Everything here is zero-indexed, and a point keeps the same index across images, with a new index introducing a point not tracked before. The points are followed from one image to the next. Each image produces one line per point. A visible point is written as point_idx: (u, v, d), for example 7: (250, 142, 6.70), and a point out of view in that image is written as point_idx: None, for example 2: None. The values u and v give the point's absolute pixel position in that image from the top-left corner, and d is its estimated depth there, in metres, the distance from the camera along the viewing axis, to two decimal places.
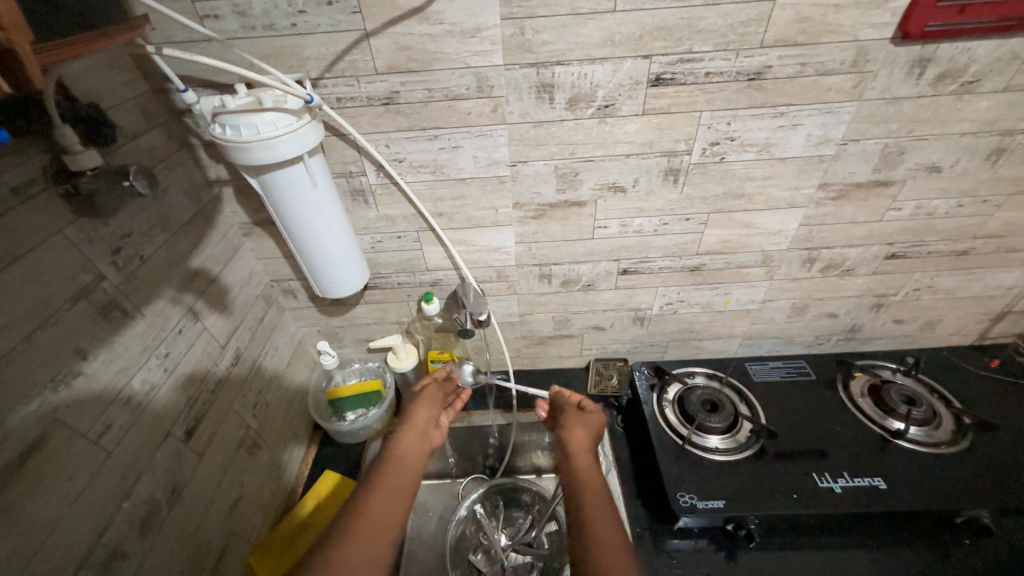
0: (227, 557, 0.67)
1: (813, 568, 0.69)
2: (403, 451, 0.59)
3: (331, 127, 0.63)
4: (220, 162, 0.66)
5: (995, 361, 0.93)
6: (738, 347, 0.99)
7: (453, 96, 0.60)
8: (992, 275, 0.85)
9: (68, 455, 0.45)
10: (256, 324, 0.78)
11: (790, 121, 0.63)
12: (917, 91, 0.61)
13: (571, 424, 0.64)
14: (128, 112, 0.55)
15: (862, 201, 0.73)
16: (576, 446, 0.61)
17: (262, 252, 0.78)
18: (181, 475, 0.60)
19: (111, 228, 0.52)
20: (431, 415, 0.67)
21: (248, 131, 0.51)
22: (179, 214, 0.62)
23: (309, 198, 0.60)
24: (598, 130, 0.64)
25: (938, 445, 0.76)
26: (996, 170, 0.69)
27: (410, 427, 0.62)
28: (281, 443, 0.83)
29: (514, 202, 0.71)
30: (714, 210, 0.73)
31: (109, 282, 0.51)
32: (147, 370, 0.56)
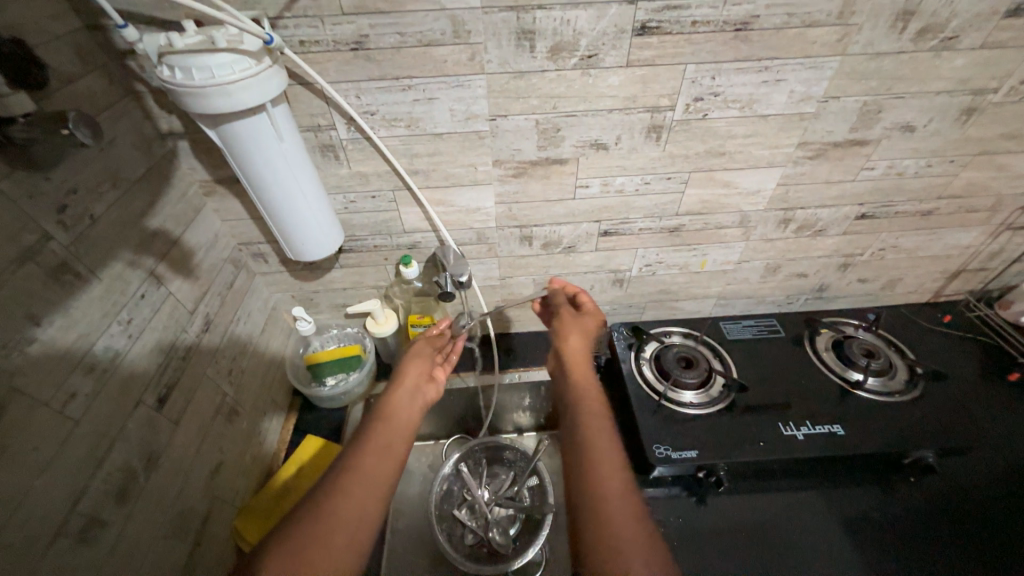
0: (212, 521, 0.67)
1: (774, 508, 0.75)
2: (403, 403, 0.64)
3: (296, 75, 0.58)
4: (172, 113, 0.61)
5: (946, 316, 0.99)
6: (713, 307, 1.02)
7: (427, 42, 0.56)
8: (952, 234, 0.88)
9: (29, 427, 0.43)
10: (226, 289, 0.75)
11: (773, 76, 0.62)
12: (898, 47, 0.60)
13: (567, 333, 0.69)
14: (60, 52, 0.49)
15: (839, 161, 0.74)
16: (575, 374, 0.64)
17: (226, 213, 0.73)
18: (158, 443, 0.58)
19: (54, 182, 0.48)
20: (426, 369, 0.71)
21: (201, 75, 0.46)
22: (131, 169, 0.57)
23: (274, 151, 0.56)
24: (581, 82, 0.61)
25: (892, 393, 0.81)
26: (965, 130, 0.71)
27: (405, 382, 0.67)
28: (259, 410, 0.82)
29: (494, 160, 0.69)
30: (695, 169, 0.73)
31: (57, 243, 0.47)
32: (109, 337, 0.53)
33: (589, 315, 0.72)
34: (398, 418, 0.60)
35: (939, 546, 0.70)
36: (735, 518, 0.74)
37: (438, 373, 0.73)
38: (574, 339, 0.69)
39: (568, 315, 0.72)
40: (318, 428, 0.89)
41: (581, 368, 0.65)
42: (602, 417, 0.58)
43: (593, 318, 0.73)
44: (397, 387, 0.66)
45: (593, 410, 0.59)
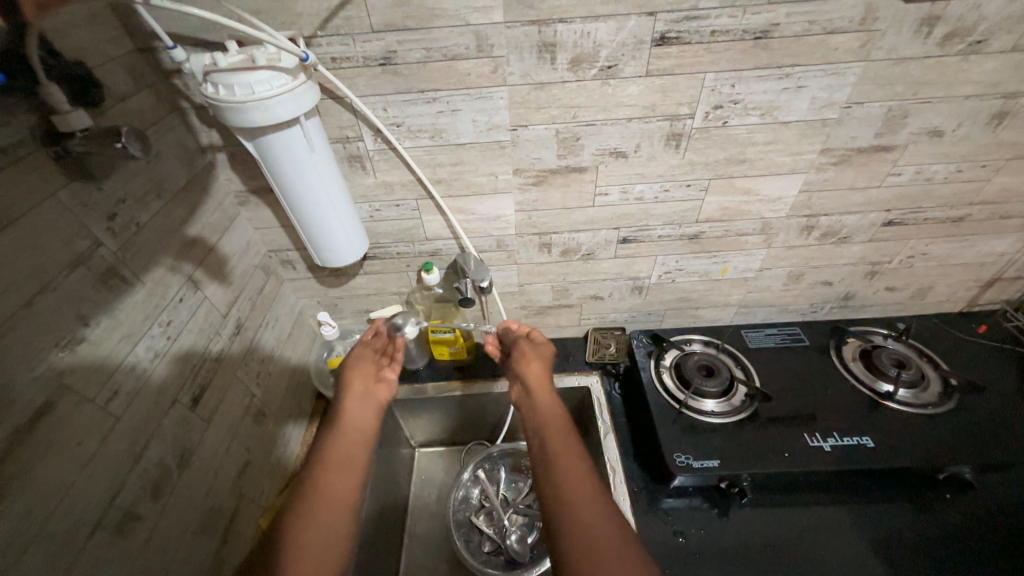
0: (239, 519, 0.69)
1: (800, 522, 0.73)
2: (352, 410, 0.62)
3: (327, 90, 0.61)
4: (212, 127, 0.64)
5: (981, 326, 0.95)
6: (734, 315, 1.00)
7: (452, 56, 0.58)
8: (986, 241, 0.86)
9: (77, 421, 0.46)
10: (256, 294, 0.78)
11: (794, 83, 0.62)
12: (924, 51, 0.60)
13: (527, 360, 0.68)
14: (114, 72, 0.53)
15: (863, 167, 0.73)
16: (537, 392, 0.63)
17: (259, 222, 0.77)
18: (190, 441, 0.60)
19: (105, 193, 0.51)
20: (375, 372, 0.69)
21: (242, 90, 0.49)
22: (173, 180, 0.61)
23: (306, 161, 0.59)
24: (600, 92, 0.62)
25: (925, 405, 0.78)
26: (997, 135, 0.69)
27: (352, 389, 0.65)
28: (284, 413, 0.84)
29: (514, 168, 0.71)
30: (715, 177, 0.73)
31: (106, 249, 0.50)
32: (149, 338, 0.56)
33: (543, 343, 0.72)
34: (349, 432, 0.58)
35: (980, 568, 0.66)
36: (758, 531, 0.72)
37: (387, 377, 0.70)
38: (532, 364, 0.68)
39: (526, 345, 0.71)
40: None
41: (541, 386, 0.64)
42: (567, 430, 0.56)
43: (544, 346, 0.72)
44: (346, 397, 0.63)
45: (550, 427, 0.57)
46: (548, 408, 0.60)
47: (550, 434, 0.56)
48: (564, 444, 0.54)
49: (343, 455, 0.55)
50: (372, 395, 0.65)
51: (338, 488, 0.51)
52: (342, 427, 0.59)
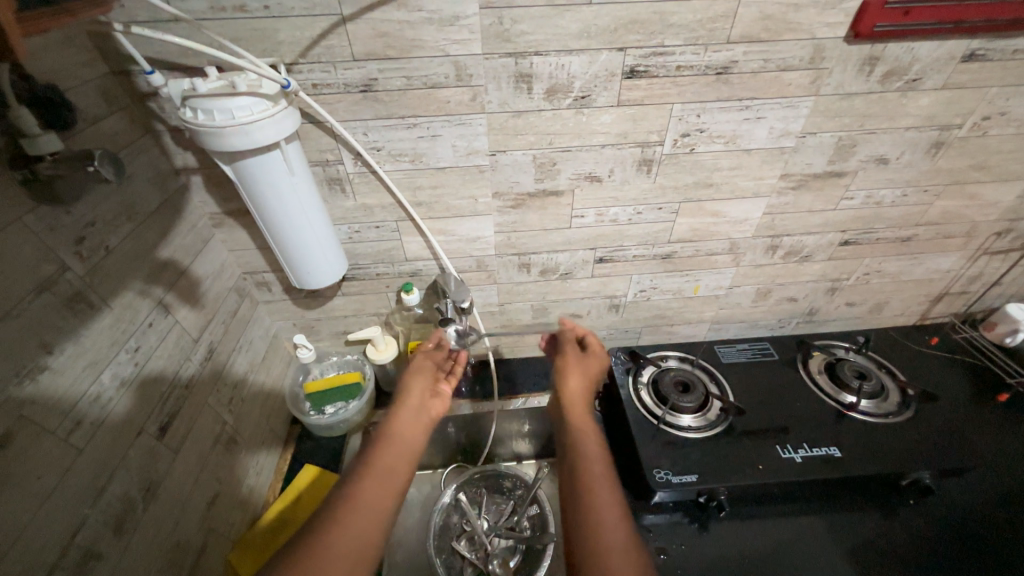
0: (207, 555, 0.66)
1: (777, 534, 0.74)
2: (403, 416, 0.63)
3: (307, 114, 0.62)
4: (188, 150, 0.64)
5: (934, 339, 1.02)
6: (707, 331, 1.03)
7: (432, 84, 0.60)
8: (932, 259, 0.92)
9: (36, 454, 0.43)
10: (229, 317, 0.76)
11: (754, 114, 0.67)
12: (867, 87, 0.65)
13: (571, 372, 0.71)
14: (88, 95, 0.52)
15: (820, 190, 0.78)
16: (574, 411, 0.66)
17: (234, 243, 0.75)
18: (157, 472, 0.58)
19: (74, 216, 0.50)
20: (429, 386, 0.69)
21: (223, 116, 0.49)
22: (146, 203, 0.60)
23: (283, 183, 0.58)
24: (575, 120, 0.65)
25: (886, 415, 0.82)
26: (936, 162, 0.76)
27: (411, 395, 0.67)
28: (256, 440, 0.81)
29: (493, 191, 0.72)
30: (685, 200, 0.77)
31: (73, 273, 0.49)
32: (116, 364, 0.54)
33: (593, 357, 0.75)
34: (397, 445, 0.58)
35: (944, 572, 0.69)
36: (737, 544, 0.73)
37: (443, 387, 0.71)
38: (572, 385, 0.69)
39: (574, 358, 0.74)
40: (316, 456, 0.88)
41: (580, 418, 0.65)
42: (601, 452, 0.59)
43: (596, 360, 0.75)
44: (400, 408, 0.64)
45: (594, 463, 0.57)
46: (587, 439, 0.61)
47: (585, 470, 0.55)
48: (599, 483, 0.53)
49: (384, 467, 0.54)
50: (425, 406, 0.66)
51: (375, 492, 0.51)
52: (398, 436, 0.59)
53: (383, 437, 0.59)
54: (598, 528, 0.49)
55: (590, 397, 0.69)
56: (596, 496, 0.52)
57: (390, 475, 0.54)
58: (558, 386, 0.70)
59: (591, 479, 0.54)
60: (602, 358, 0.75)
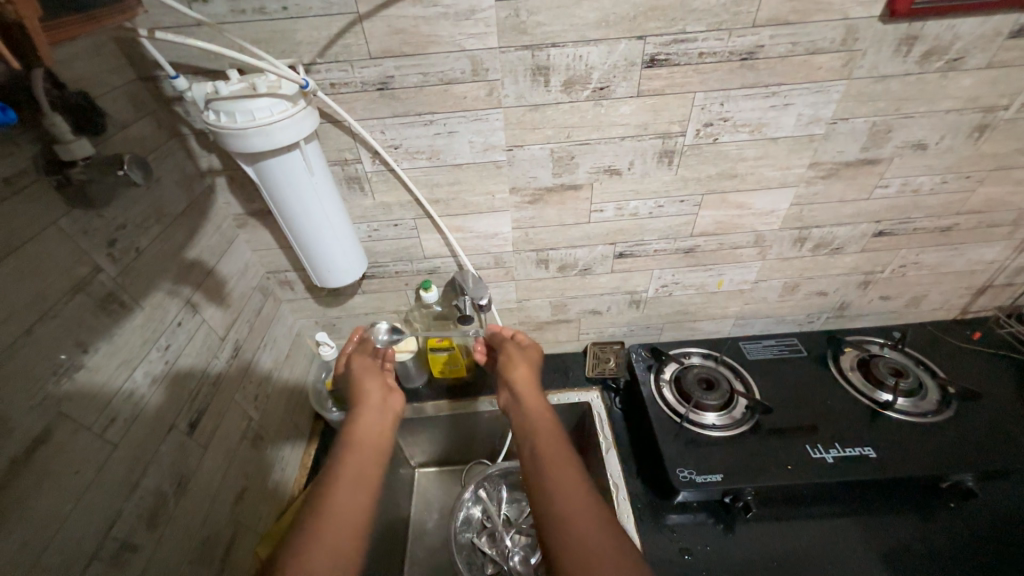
0: (235, 547, 0.68)
1: (807, 536, 0.72)
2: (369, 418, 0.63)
3: (326, 114, 0.62)
4: (212, 152, 0.65)
5: (976, 333, 0.96)
6: (731, 327, 1.00)
7: (448, 80, 0.60)
8: (974, 250, 0.87)
9: (74, 449, 0.45)
10: (254, 316, 0.78)
11: (781, 100, 0.64)
12: (904, 69, 0.62)
13: (513, 363, 0.72)
14: (117, 101, 0.54)
15: (852, 179, 0.74)
16: (520, 395, 0.66)
17: (257, 243, 0.77)
18: (187, 467, 0.60)
19: (106, 219, 0.52)
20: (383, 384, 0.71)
21: (243, 117, 0.50)
22: (173, 205, 0.62)
23: (303, 182, 0.59)
24: (594, 112, 0.64)
25: (924, 414, 0.78)
26: (979, 147, 0.71)
27: (370, 393, 0.67)
28: (283, 435, 0.83)
29: (511, 187, 0.72)
30: (708, 192, 0.74)
31: (107, 275, 0.51)
32: (148, 363, 0.55)
33: (529, 348, 0.76)
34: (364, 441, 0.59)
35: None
36: (764, 546, 0.71)
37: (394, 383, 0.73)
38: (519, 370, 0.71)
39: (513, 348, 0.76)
40: (339, 452, 0.90)
41: (533, 397, 0.66)
42: (551, 428, 0.60)
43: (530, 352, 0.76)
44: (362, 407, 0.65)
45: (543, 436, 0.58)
46: (539, 421, 0.61)
47: (544, 445, 0.56)
48: (551, 453, 0.55)
49: (358, 466, 0.55)
50: (386, 404, 0.67)
51: (354, 492, 0.52)
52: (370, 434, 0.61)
53: (350, 439, 0.59)
54: (553, 490, 0.50)
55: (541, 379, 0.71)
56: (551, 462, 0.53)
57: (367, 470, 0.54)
58: (507, 377, 0.70)
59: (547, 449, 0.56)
60: (533, 349, 0.76)
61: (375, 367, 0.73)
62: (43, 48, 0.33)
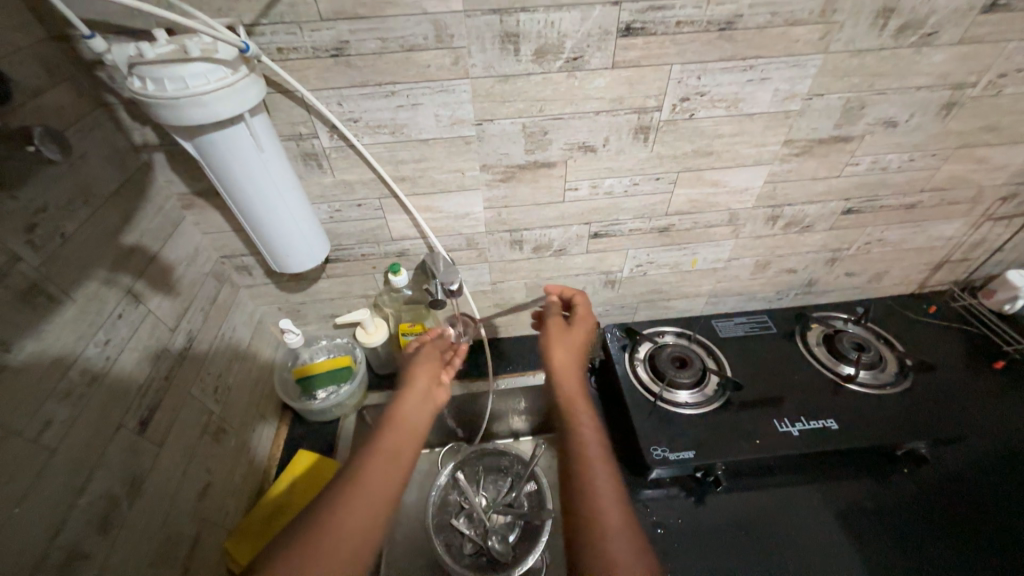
0: (202, 544, 0.65)
1: (773, 504, 0.75)
2: (404, 409, 0.61)
3: (274, 83, 0.57)
4: (146, 124, 0.59)
5: (931, 307, 1.01)
6: (704, 305, 1.01)
7: (409, 47, 0.55)
8: (935, 226, 0.90)
9: (1, 458, 0.41)
10: (208, 304, 0.73)
11: (758, 75, 0.62)
12: (879, 43, 0.61)
13: (558, 343, 0.67)
14: (24, 64, 0.47)
15: (825, 156, 0.74)
16: (568, 381, 0.63)
17: (207, 226, 0.71)
18: (141, 468, 0.56)
19: (21, 201, 0.46)
20: (433, 376, 0.67)
21: (174, 85, 0.44)
22: (104, 184, 0.55)
23: (251, 159, 0.54)
24: (567, 84, 0.60)
25: (884, 385, 0.81)
26: (946, 124, 0.72)
27: (413, 386, 0.64)
28: (248, 426, 0.79)
29: (481, 164, 0.68)
30: (683, 169, 0.73)
31: (27, 265, 0.45)
32: (85, 360, 0.50)
33: (581, 322, 0.70)
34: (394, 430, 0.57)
35: (937, 537, 0.70)
36: (733, 516, 0.74)
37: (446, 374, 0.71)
38: (561, 353, 0.66)
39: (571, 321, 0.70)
40: (311, 441, 0.87)
41: (576, 392, 0.62)
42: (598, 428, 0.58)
43: (584, 326, 0.70)
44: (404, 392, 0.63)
45: (586, 449, 0.55)
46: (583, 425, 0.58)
47: (583, 463, 0.53)
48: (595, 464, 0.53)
49: (385, 453, 0.54)
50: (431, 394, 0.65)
51: (375, 482, 0.51)
52: (393, 425, 0.58)
53: (384, 421, 0.59)
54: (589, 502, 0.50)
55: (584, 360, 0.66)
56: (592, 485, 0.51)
57: (386, 466, 0.52)
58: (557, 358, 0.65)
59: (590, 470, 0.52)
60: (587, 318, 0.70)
61: (438, 363, 0.70)
62: None
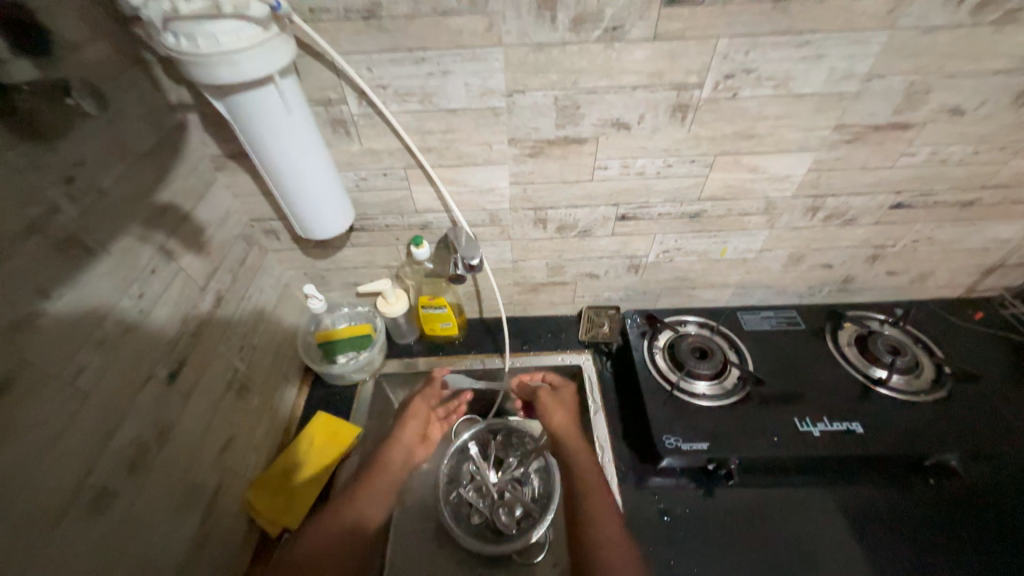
0: (224, 491, 0.69)
1: (786, 506, 0.73)
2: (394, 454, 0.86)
3: (305, 45, 0.56)
4: (181, 83, 0.59)
5: (978, 314, 0.96)
6: (731, 297, 0.98)
7: (442, 10, 0.53)
8: (993, 227, 0.84)
9: (40, 397, 0.43)
10: (237, 265, 0.74)
11: (813, 51, 0.57)
12: (956, 20, 0.55)
13: (551, 409, 0.89)
14: (65, 17, 0.48)
15: (879, 145, 0.69)
16: (562, 422, 0.87)
17: (238, 189, 0.72)
18: (168, 419, 0.58)
19: (60, 153, 0.46)
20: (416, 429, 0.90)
21: (207, 41, 0.44)
22: (140, 141, 0.56)
23: (279, 121, 0.54)
24: (604, 56, 0.57)
25: (916, 392, 0.77)
26: (1020, 114, 0.65)
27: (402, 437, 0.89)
28: (271, 387, 0.82)
29: (509, 138, 0.66)
30: (720, 153, 0.69)
31: (65, 217, 0.46)
32: (118, 311, 0.52)
33: (562, 389, 0.91)
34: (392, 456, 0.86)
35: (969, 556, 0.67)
36: (744, 518, 0.73)
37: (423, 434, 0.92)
38: (560, 417, 0.87)
39: (547, 395, 0.91)
40: (330, 404, 0.90)
41: (574, 442, 0.83)
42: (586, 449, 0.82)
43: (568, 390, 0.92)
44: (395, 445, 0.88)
45: (593, 497, 0.74)
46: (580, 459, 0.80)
47: (594, 513, 0.72)
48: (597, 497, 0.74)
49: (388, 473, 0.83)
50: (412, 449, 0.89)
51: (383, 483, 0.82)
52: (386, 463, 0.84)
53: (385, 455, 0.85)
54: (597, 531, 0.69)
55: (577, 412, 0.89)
56: (603, 537, 0.69)
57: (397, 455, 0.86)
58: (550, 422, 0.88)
59: (598, 517, 0.71)
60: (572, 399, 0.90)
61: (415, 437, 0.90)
62: None
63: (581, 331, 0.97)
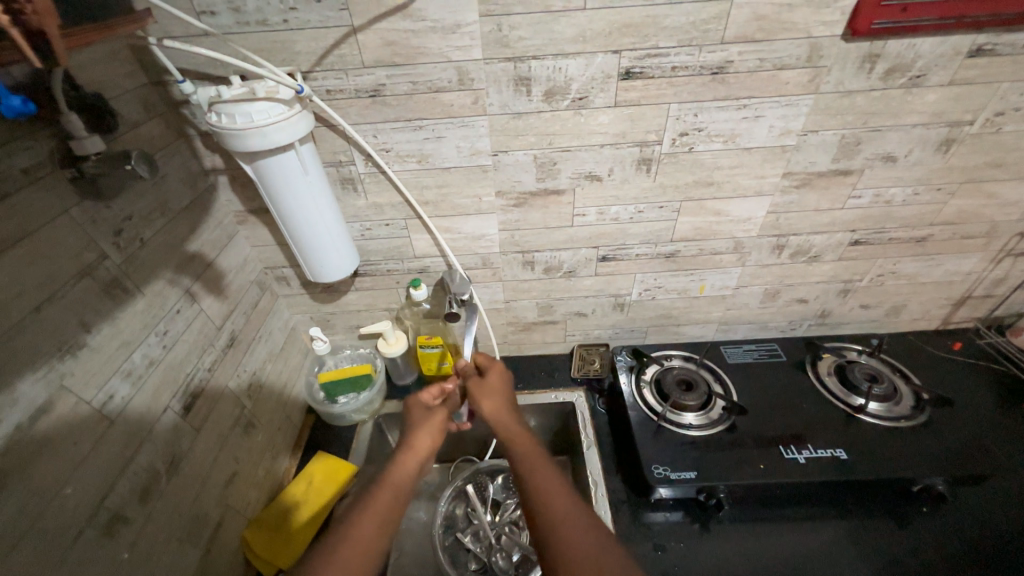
0: (224, 528, 0.70)
1: (781, 539, 0.73)
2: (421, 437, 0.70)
3: (322, 118, 0.67)
4: (216, 151, 0.70)
5: (956, 344, 0.99)
6: (715, 332, 1.03)
7: (436, 88, 0.64)
8: (951, 261, 0.90)
9: (74, 420, 0.48)
10: (250, 308, 0.81)
11: (752, 113, 0.67)
12: (869, 85, 0.65)
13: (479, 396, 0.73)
14: (129, 102, 0.58)
15: (825, 189, 0.77)
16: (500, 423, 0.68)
17: (256, 240, 0.81)
18: (179, 450, 0.62)
19: (114, 210, 0.55)
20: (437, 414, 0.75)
21: (243, 118, 0.54)
22: (178, 200, 0.65)
23: (297, 181, 0.63)
24: (574, 121, 0.68)
25: (897, 418, 0.80)
26: (947, 159, 0.74)
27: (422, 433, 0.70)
28: (274, 425, 0.85)
29: (497, 190, 0.75)
30: (685, 199, 0.78)
31: (111, 262, 0.54)
32: (146, 347, 0.58)
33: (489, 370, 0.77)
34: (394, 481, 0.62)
35: None
36: (740, 552, 0.72)
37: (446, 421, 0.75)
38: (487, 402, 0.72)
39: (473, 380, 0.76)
40: (329, 445, 0.93)
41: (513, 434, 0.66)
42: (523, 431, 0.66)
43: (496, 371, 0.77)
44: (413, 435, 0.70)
45: (544, 478, 0.56)
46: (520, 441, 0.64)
47: (548, 504, 0.53)
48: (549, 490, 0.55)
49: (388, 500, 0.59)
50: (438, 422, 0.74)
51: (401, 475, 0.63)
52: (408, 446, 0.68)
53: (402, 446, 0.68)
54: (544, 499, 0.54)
55: (505, 394, 0.74)
56: (573, 549, 0.48)
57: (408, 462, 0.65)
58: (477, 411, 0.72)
59: (564, 525, 0.50)
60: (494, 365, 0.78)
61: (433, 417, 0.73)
62: (56, 51, 0.35)
63: (573, 367, 1.01)
